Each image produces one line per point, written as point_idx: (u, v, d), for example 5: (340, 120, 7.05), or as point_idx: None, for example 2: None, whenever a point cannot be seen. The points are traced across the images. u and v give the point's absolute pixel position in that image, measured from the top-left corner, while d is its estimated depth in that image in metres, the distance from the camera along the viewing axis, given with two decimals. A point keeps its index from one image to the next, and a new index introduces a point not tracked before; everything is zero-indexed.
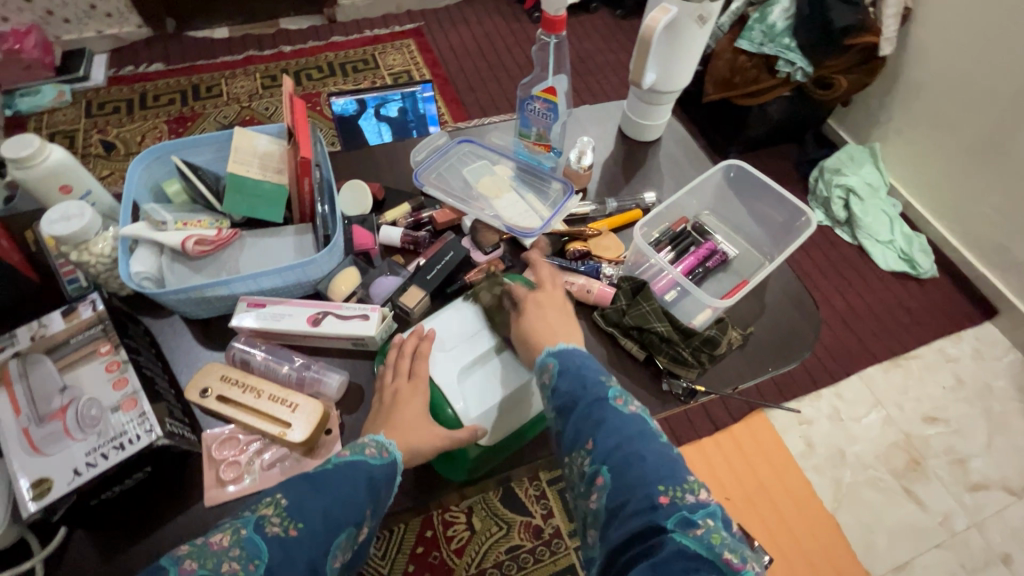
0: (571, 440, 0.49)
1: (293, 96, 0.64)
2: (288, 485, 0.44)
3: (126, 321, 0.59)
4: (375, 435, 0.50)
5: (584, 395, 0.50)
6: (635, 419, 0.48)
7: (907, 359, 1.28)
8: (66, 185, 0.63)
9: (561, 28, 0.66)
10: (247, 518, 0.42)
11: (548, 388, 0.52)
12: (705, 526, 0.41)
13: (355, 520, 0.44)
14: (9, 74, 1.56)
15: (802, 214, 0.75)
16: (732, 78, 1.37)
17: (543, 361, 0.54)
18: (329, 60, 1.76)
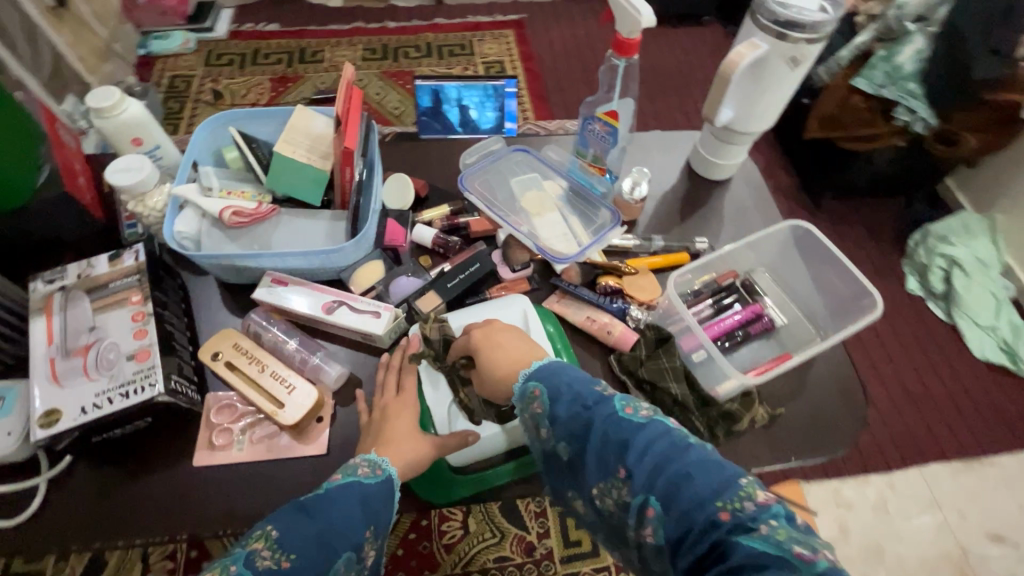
0: (597, 471, 0.42)
1: (354, 86, 0.65)
2: (279, 515, 0.44)
3: (162, 274, 0.63)
4: (367, 453, 0.51)
5: (593, 417, 0.43)
6: (654, 426, 0.42)
7: (983, 465, 1.13)
8: (138, 138, 0.67)
9: (633, 51, 0.62)
10: (238, 555, 0.41)
11: (545, 417, 0.46)
12: (768, 526, 0.35)
13: (354, 543, 0.44)
14: (147, 17, 1.71)
15: (869, 296, 0.66)
16: (840, 116, 1.24)
17: (528, 388, 0.48)
18: (428, 41, 1.79)
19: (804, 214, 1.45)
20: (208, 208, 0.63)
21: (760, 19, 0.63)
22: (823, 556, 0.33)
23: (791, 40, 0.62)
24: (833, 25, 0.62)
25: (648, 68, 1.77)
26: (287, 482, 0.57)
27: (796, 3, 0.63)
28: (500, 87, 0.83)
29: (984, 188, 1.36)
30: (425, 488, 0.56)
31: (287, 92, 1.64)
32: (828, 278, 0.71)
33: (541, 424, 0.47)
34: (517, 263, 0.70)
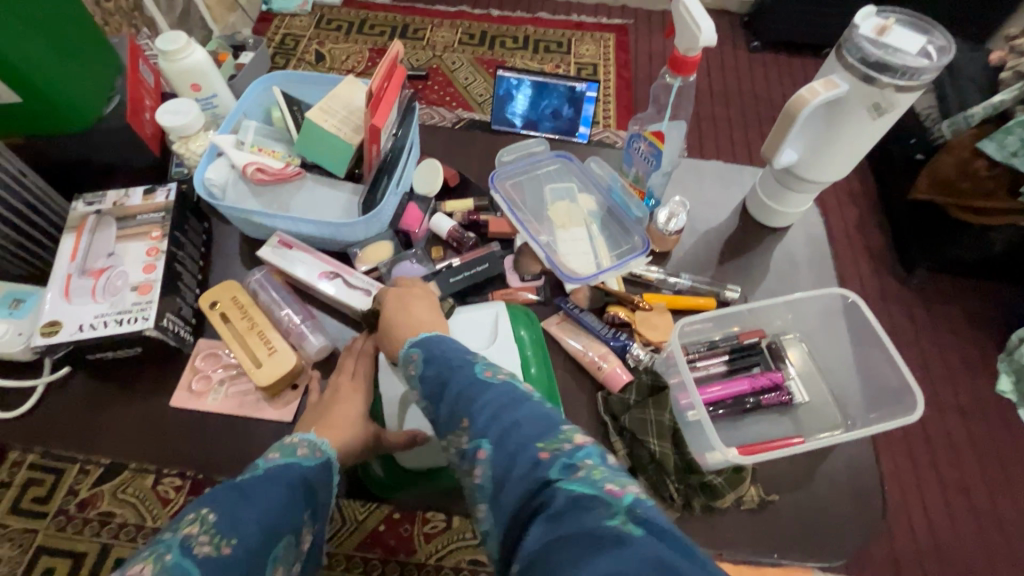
0: (446, 423, 0.40)
1: (398, 64, 0.65)
2: (212, 496, 0.39)
3: (188, 216, 0.66)
4: (304, 434, 0.48)
5: (453, 375, 0.42)
6: (507, 384, 0.40)
7: None
8: (197, 85, 0.71)
9: (691, 71, 0.57)
10: (169, 541, 0.36)
11: (417, 379, 0.45)
12: (585, 467, 0.33)
13: (295, 527, 0.41)
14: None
15: (910, 393, 0.57)
16: (957, 181, 1.12)
17: (409, 352, 0.47)
18: (527, 34, 1.77)
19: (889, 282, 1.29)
20: (236, 160, 0.65)
21: (845, 56, 0.55)
22: (635, 492, 0.32)
23: (877, 84, 0.53)
24: (934, 74, 0.53)
25: (750, 94, 1.65)
26: (250, 440, 0.58)
27: (893, 43, 0.54)
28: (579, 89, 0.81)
29: None
30: (376, 481, 0.56)
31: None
32: (874, 363, 0.61)
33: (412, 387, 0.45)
34: (527, 274, 0.67)
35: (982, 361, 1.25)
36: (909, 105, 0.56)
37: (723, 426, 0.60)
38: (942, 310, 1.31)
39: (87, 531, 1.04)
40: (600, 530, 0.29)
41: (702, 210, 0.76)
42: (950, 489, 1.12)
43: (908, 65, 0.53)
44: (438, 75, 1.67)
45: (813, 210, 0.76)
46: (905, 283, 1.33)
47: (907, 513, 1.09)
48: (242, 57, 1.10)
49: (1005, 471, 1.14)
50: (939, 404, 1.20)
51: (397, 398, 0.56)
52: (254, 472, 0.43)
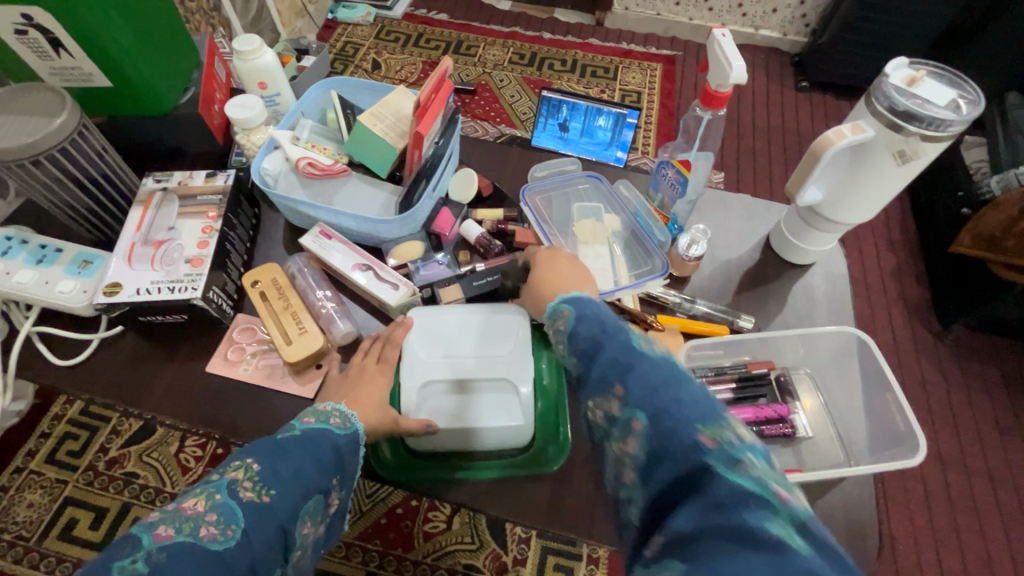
0: (597, 385, 0.40)
1: (446, 78, 0.70)
2: (255, 450, 0.46)
3: (241, 201, 0.72)
4: (336, 404, 0.53)
5: (607, 341, 0.42)
6: (666, 360, 0.39)
7: None
8: (263, 83, 0.78)
9: (722, 105, 0.60)
10: (219, 483, 0.44)
11: (565, 335, 0.45)
12: (748, 456, 0.32)
13: (324, 486, 0.47)
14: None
15: (913, 436, 0.57)
16: (1001, 237, 1.10)
17: (558, 309, 0.47)
18: (576, 58, 1.83)
19: None
20: (291, 154, 0.71)
21: (873, 103, 0.57)
22: (803, 504, 0.31)
23: (904, 132, 0.55)
24: (962, 127, 0.55)
25: (793, 134, 1.65)
26: (274, 411, 0.62)
27: (922, 94, 0.56)
28: (623, 115, 0.85)
29: None
30: (381, 463, 0.59)
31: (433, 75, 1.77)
32: (886, 409, 0.61)
33: (558, 340, 0.46)
34: None
35: (1015, 427, 1.21)
36: (936, 155, 0.57)
37: None
38: (976, 369, 1.27)
39: (111, 488, 1.11)
40: (764, 533, 0.29)
41: (725, 240, 0.78)
42: (968, 553, 1.08)
43: (935, 116, 0.54)
44: (486, 91, 1.74)
45: (839, 251, 0.77)
46: (938, 337, 1.30)
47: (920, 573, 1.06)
48: (305, 60, 1.18)
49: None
50: (965, 466, 1.16)
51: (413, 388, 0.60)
52: (292, 431, 0.49)
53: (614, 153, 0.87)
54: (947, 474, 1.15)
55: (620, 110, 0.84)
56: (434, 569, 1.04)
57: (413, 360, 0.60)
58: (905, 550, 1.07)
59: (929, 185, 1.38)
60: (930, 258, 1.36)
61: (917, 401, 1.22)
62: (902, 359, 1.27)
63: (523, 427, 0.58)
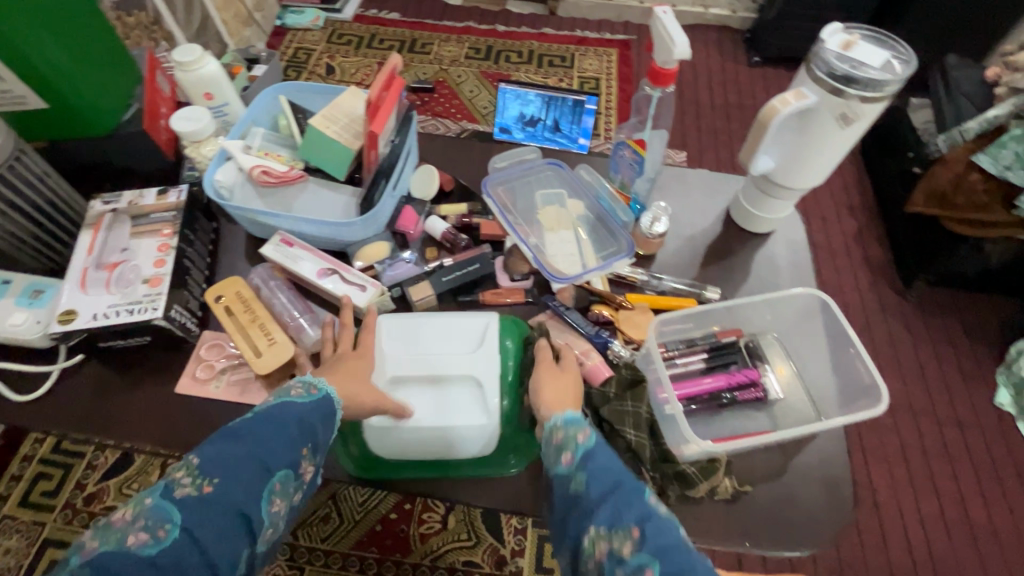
0: (608, 517, 0.42)
1: (396, 75, 0.69)
2: (203, 444, 0.44)
3: (198, 216, 0.71)
4: (305, 375, 0.51)
5: (629, 484, 0.44)
6: (674, 522, 0.42)
7: None
8: (209, 94, 0.76)
9: (669, 83, 0.60)
10: (156, 486, 0.41)
11: (578, 456, 0.46)
12: None
13: (286, 461, 0.45)
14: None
15: (876, 388, 0.60)
16: (952, 194, 1.12)
17: (575, 423, 0.48)
18: (532, 49, 1.83)
19: None
20: (244, 164, 0.69)
21: (814, 69, 0.59)
22: None
23: (844, 95, 0.57)
24: (897, 87, 0.57)
25: (749, 109, 1.69)
26: None
27: (857, 57, 0.58)
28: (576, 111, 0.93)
29: None
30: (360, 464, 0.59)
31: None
32: (849, 363, 0.63)
33: (569, 452, 0.47)
34: (516, 273, 0.71)
35: (979, 372, 1.26)
36: (875, 116, 0.59)
37: (700, 419, 0.63)
38: (940, 323, 1.32)
39: None
40: None
41: (688, 215, 0.79)
42: (944, 497, 1.13)
43: (872, 78, 0.56)
44: (444, 88, 1.72)
45: (797, 217, 0.79)
46: (904, 296, 1.34)
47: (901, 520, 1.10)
48: (254, 69, 1.15)
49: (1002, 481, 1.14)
50: (935, 414, 1.21)
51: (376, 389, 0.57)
52: (249, 415, 0.47)
53: (575, 139, 0.91)
54: (919, 424, 1.20)
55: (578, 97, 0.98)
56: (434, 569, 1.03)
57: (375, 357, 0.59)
58: (886, 499, 1.12)
59: (881, 148, 1.43)
60: (888, 218, 1.41)
61: (885, 356, 1.27)
62: (869, 318, 1.32)
63: (488, 426, 0.56)
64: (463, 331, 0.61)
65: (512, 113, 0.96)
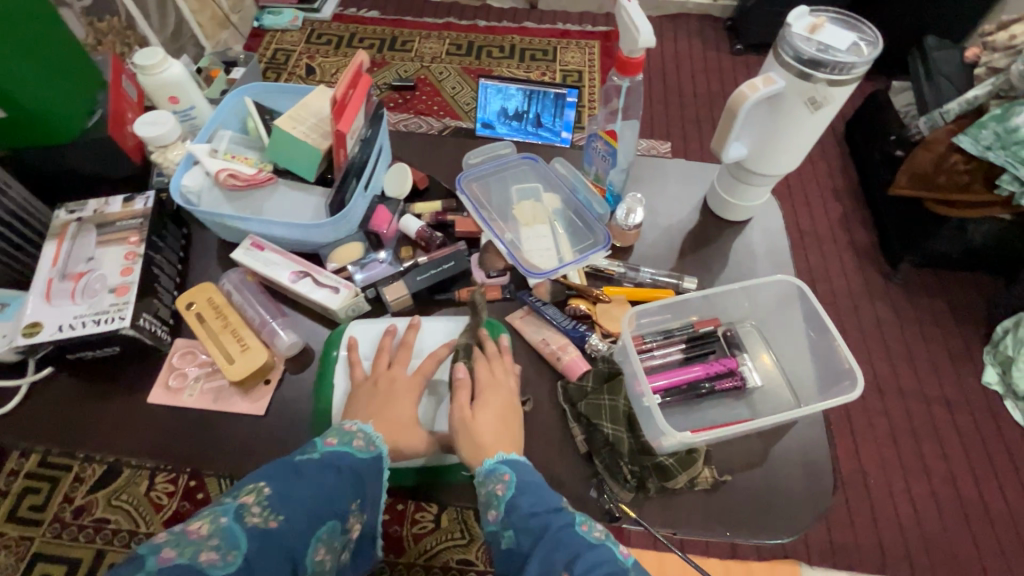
0: (540, 565, 0.44)
1: (363, 73, 0.68)
2: (270, 474, 0.45)
3: (166, 222, 0.70)
4: (363, 423, 0.51)
5: (552, 523, 0.46)
6: (605, 546, 0.45)
7: None
8: (174, 97, 0.74)
9: (637, 71, 0.61)
10: (228, 505, 0.42)
11: (503, 503, 0.48)
12: None
13: (339, 511, 0.46)
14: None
15: (852, 374, 0.60)
16: (933, 174, 1.09)
17: (497, 470, 0.49)
18: (513, 43, 1.81)
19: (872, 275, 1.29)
20: (210, 168, 0.68)
21: (781, 54, 0.58)
22: None
23: (811, 79, 0.56)
24: (865, 68, 0.56)
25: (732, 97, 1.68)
26: (226, 433, 0.60)
27: (824, 40, 0.57)
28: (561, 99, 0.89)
29: None
30: None
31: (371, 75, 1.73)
32: (826, 349, 0.63)
33: (493, 509, 0.48)
34: (493, 269, 0.70)
35: None
36: (844, 100, 0.58)
37: (680, 409, 0.62)
38: (925, 304, 1.27)
39: (82, 537, 1.06)
40: None
41: (665, 205, 0.78)
42: None
43: (839, 61, 0.55)
44: (426, 85, 1.71)
45: (774, 204, 0.78)
46: (889, 279, 1.29)
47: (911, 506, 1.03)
48: (234, 72, 1.13)
49: (1001, 453, 1.10)
50: None
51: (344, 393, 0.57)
52: (314, 452, 0.48)
53: (559, 133, 0.89)
54: None
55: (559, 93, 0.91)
56: (428, 569, 1.02)
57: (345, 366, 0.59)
58: None
59: (863, 132, 1.43)
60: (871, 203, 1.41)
61: None
62: None
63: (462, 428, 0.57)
64: (434, 338, 0.62)
65: (494, 107, 0.92)
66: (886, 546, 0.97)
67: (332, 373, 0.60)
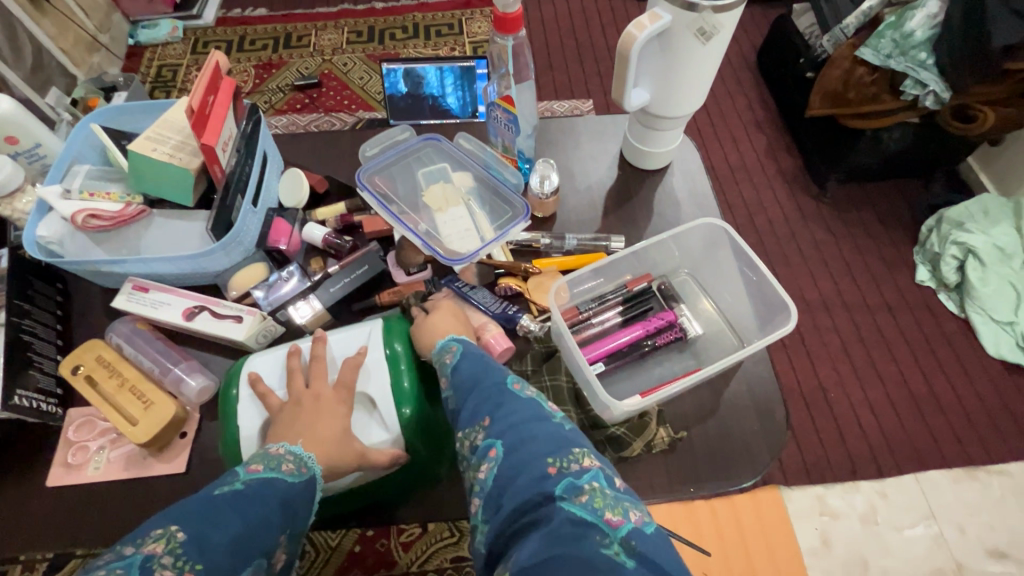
0: (468, 416, 0.44)
1: (222, 75, 0.61)
2: (184, 513, 0.38)
3: (30, 280, 0.61)
4: (292, 445, 0.45)
5: (486, 378, 0.46)
6: (532, 401, 0.44)
7: (988, 473, 1.02)
8: (12, 138, 0.65)
9: (517, 27, 0.58)
10: (130, 559, 0.35)
11: (449, 368, 0.49)
12: (588, 489, 0.36)
13: (267, 548, 0.40)
14: (135, 6, 1.67)
15: (787, 308, 0.59)
16: (843, 92, 1.10)
17: (447, 345, 0.51)
18: (415, 21, 1.71)
19: (803, 199, 1.31)
20: (65, 212, 0.59)
21: None
22: (629, 518, 0.36)
23: (695, 8, 0.53)
24: None
25: None
26: (147, 500, 0.54)
27: None
28: (470, 69, 0.78)
29: (1011, 167, 1.21)
30: None
31: (271, 79, 1.60)
32: (760, 286, 0.62)
33: (444, 376, 0.50)
34: (413, 265, 0.65)
35: None
36: (735, 24, 0.56)
37: (624, 374, 0.61)
38: (856, 216, 1.29)
39: None
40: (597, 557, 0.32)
41: (581, 166, 0.75)
42: None
43: None
44: (332, 80, 1.60)
45: (690, 147, 0.76)
46: (819, 199, 1.31)
47: (872, 412, 1.06)
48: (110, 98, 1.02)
49: (947, 347, 1.14)
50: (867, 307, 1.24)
51: (259, 434, 0.51)
52: (234, 483, 0.41)
53: (473, 109, 0.81)
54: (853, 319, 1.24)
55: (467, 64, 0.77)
56: None
57: (247, 406, 0.52)
58: None
59: (772, 59, 1.43)
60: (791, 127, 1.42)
61: None
62: None
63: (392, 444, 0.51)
64: (346, 348, 0.55)
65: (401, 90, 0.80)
66: (853, 456, 1.02)
67: (237, 413, 0.51)
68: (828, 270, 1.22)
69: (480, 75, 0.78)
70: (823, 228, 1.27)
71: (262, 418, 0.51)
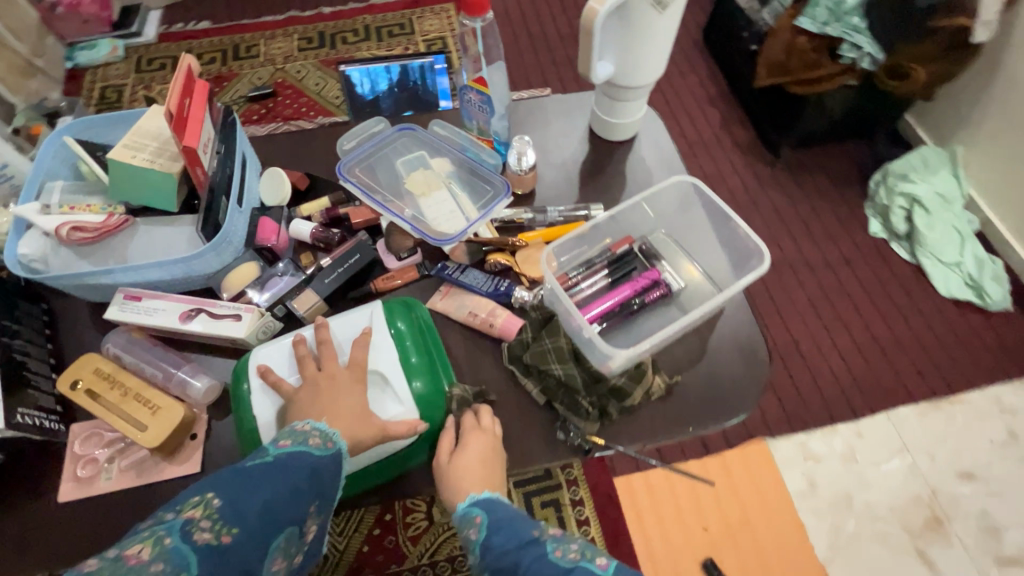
0: None
1: (194, 78, 0.61)
2: (218, 483, 0.42)
3: (14, 300, 0.60)
4: (317, 422, 0.48)
5: (523, 554, 0.46)
6: (577, 566, 0.45)
7: (951, 403, 1.10)
8: None
9: (483, 10, 0.60)
10: (171, 524, 0.38)
11: (478, 545, 0.49)
12: None
13: (296, 517, 0.44)
14: (69, 27, 1.61)
15: (760, 253, 0.64)
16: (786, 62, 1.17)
17: (470, 513, 0.51)
18: (365, 24, 1.71)
19: (761, 164, 1.37)
20: (47, 226, 0.58)
21: None
22: None
23: None
24: None
25: None
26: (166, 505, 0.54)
27: None
28: (428, 64, 0.81)
29: (943, 117, 1.30)
30: None
31: (223, 92, 1.57)
32: (733, 236, 0.67)
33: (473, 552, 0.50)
34: (402, 250, 0.67)
35: None
36: None
37: (619, 331, 0.64)
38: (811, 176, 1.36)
39: None
40: None
41: (553, 142, 0.78)
42: None
43: None
44: (286, 88, 1.56)
45: (654, 117, 0.80)
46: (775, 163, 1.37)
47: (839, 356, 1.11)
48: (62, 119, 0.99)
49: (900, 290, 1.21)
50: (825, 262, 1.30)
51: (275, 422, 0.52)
52: (266, 456, 0.45)
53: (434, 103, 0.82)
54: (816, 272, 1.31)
55: (426, 60, 0.81)
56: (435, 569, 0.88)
57: (260, 398, 0.52)
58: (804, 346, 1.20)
59: (718, 35, 1.49)
60: None
61: None
62: None
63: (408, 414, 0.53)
64: (349, 330, 0.56)
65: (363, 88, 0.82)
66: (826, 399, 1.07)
67: (250, 404, 0.52)
68: (791, 229, 1.29)
69: (439, 71, 0.82)
70: (782, 190, 1.34)
71: (276, 407, 0.52)
